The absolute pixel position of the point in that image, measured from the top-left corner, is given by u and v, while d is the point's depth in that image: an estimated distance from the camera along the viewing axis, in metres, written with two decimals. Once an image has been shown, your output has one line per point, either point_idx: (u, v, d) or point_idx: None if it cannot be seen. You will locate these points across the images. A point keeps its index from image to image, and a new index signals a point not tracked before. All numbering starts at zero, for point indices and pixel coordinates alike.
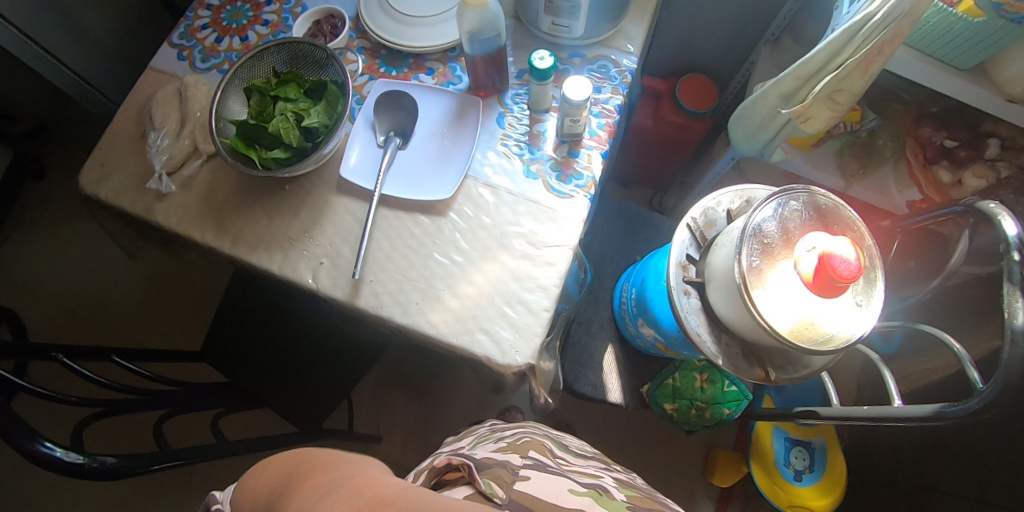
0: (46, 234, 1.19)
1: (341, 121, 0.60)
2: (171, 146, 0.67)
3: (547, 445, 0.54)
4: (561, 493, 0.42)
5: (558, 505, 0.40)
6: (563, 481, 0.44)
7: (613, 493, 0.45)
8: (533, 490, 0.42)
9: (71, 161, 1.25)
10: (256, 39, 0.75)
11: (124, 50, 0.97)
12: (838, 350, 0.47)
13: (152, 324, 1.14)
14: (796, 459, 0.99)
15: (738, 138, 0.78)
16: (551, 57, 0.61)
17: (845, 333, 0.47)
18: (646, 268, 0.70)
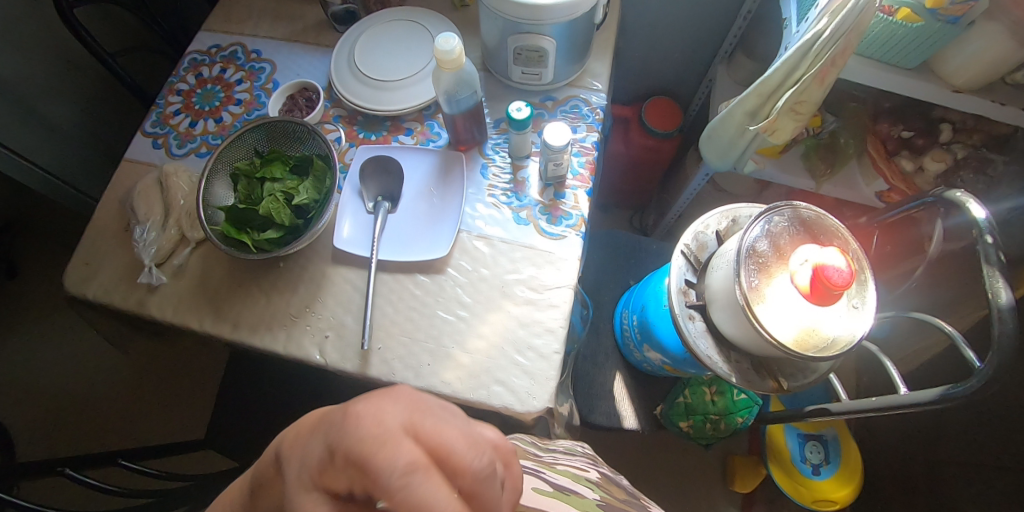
0: (23, 335, 1.15)
1: (331, 195, 0.61)
2: (158, 238, 0.66)
3: (528, 447, 0.49)
4: (523, 491, 0.37)
5: (517, 502, 0.35)
6: (529, 480, 0.39)
7: (583, 493, 0.41)
8: None
9: (44, 256, 1.22)
10: (231, 119, 0.77)
11: (93, 141, 0.97)
12: (844, 353, 0.48)
13: (147, 414, 1.11)
14: (811, 453, 1.00)
15: (710, 155, 0.81)
16: (527, 107, 0.63)
17: (846, 335, 0.49)
18: (644, 294, 0.71)
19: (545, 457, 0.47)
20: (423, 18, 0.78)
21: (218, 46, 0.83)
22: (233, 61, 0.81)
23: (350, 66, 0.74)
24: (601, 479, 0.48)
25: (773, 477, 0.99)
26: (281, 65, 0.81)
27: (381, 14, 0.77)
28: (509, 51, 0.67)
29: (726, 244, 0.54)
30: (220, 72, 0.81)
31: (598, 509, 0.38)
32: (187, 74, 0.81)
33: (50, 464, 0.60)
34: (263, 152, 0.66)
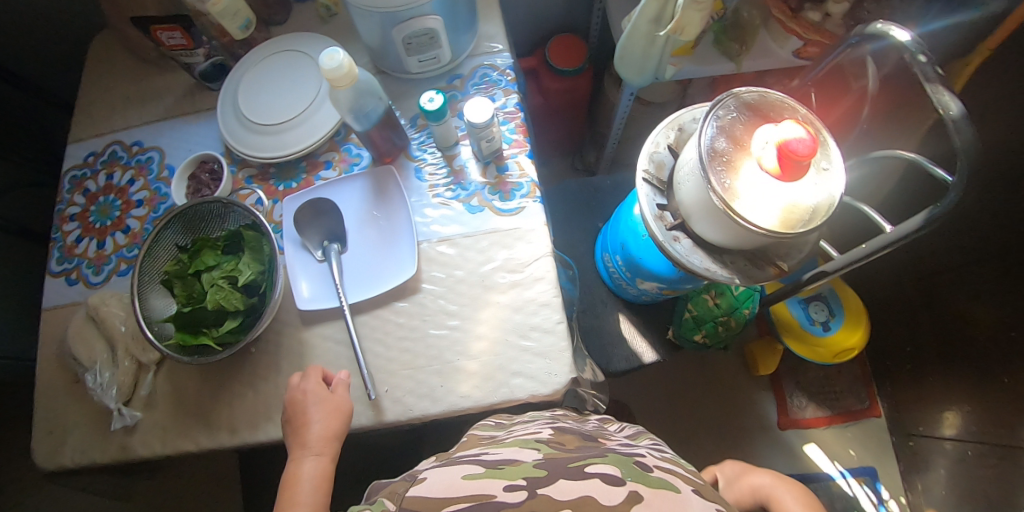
0: None
1: (276, 261, 0.57)
2: (114, 376, 0.61)
3: (483, 434, 0.47)
4: (453, 483, 0.32)
5: (448, 497, 0.31)
6: (464, 467, 0.35)
7: (522, 459, 0.36)
8: (427, 491, 0.32)
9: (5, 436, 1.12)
10: (139, 223, 0.70)
11: None
12: (829, 216, 0.48)
13: None
14: (817, 313, 1.00)
15: (629, 75, 0.80)
16: (438, 94, 0.59)
17: (825, 199, 0.49)
18: (619, 231, 0.68)
19: (497, 437, 0.45)
20: (295, 44, 0.72)
21: (94, 153, 0.76)
22: (117, 163, 0.75)
23: (240, 121, 0.68)
24: (555, 433, 0.43)
25: (790, 348, 1.00)
26: (170, 147, 0.75)
27: (251, 56, 0.72)
28: (398, 44, 0.63)
29: (685, 155, 0.53)
30: (107, 179, 0.74)
31: (536, 471, 0.33)
32: (73, 194, 0.74)
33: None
34: (186, 244, 0.61)
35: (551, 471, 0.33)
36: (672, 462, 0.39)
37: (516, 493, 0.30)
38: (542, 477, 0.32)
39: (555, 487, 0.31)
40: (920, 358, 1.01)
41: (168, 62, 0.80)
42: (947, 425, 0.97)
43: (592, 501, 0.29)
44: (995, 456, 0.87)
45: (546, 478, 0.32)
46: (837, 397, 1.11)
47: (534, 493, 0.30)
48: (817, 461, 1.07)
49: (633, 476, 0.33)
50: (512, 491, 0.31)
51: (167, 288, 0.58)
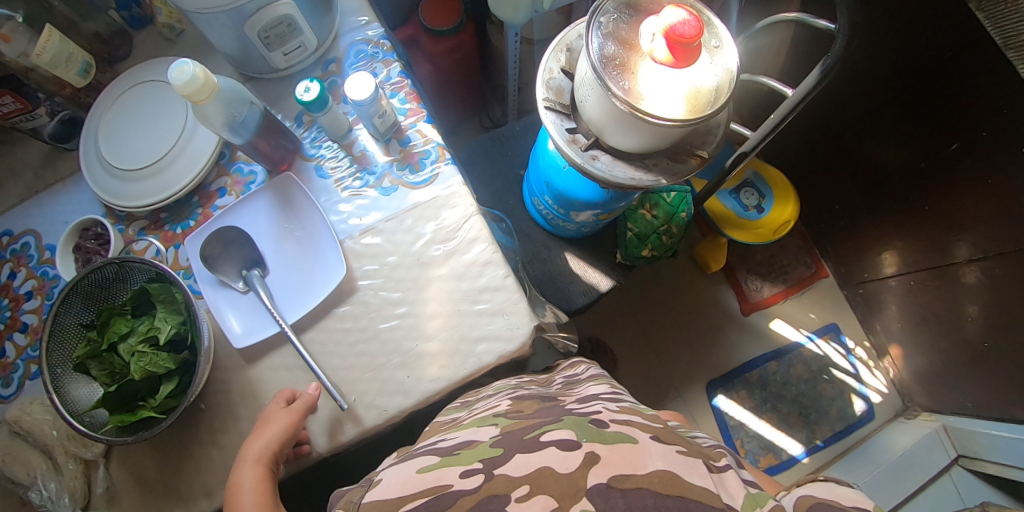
0: None
1: (192, 306, 0.52)
2: (62, 483, 0.55)
3: (444, 419, 0.47)
4: (409, 479, 0.31)
5: (404, 495, 0.30)
6: (420, 460, 0.34)
7: (479, 440, 0.35)
8: (380, 493, 0.31)
9: None
10: (37, 316, 0.63)
11: None
12: (731, 90, 0.49)
13: None
14: (749, 199, 1.02)
15: (508, 15, 0.77)
16: (314, 82, 0.55)
17: (723, 76, 0.49)
18: (541, 171, 0.66)
19: (458, 418, 0.44)
20: (145, 74, 0.65)
21: None
22: None
23: (110, 172, 0.61)
24: (513, 402, 0.43)
25: (736, 239, 1.01)
26: (44, 226, 0.67)
27: (100, 100, 0.64)
28: (255, 42, 0.57)
29: (580, 71, 0.52)
30: None
31: (493, 450, 0.32)
32: None
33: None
34: (93, 321, 0.55)
35: (507, 448, 0.32)
36: (630, 414, 0.37)
37: (472, 479, 0.29)
38: (497, 457, 0.31)
39: (511, 464, 0.30)
40: (849, 211, 1.07)
41: (10, 134, 0.71)
42: (886, 265, 1.03)
43: (549, 473, 0.28)
44: (935, 277, 0.94)
45: (501, 457, 0.31)
46: (787, 270, 1.16)
47: (490, 475, 0.29)
48: (786, 334, 1.14)
49: (588, 436, 0.31)
50: (469, 477, 0.30)
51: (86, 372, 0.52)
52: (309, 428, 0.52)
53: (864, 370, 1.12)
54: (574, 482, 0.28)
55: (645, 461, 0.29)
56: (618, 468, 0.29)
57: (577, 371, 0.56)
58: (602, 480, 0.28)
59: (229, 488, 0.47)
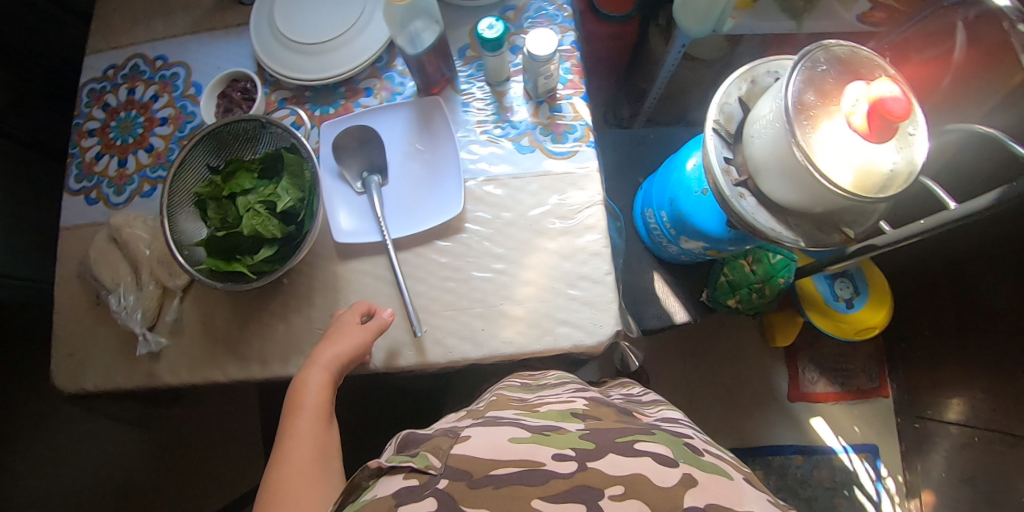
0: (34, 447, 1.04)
1: (316, 188, 0.53)
2: (139, 299, 0.58)
3: (512, 395, 0.46)
4: (501, 445, 0.32)
5: (497, 459, 0.30)
6: (509, 430, 0.34)
7: (566, 428, 0.35)
8: (471, 449, 0.32)
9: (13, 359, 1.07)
10: (164, 142, 0.65)
11: None
12: (907, 182, 0.46)
13: (207, 478, 1.05)
14: (841, 289, 0.89)
15: (687, 24, 0.73)
16: (498, 22, 0.55)
17: (906, 165, 0.47)
18: (669, 185, 0.65)
19: (528, 400, 0.44)
20: None
21: (114, 66, 0.71)
22: (139, 78, 0.70)
23: (278, 37, 0.63)
24: (589, 405, 0.41)
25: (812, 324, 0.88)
26: (196, 64, 0.70)
27: None
28: None
29: (763, 107, 0.50)
30: (129, 95, 0.69)
31: (584, 442, 0.32)
32: (93, 109, 0.69)
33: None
34: (219, 167, 0.57)
35: (599, 444, 0.32)
36: (714, 448, 0.37)
37: (566, 463, 0.30)
38: (591, 451, 0.31)
39: (606, 461, 0.30)
40: (937, 342, 1.01)
41: None
42: (952, 411, 0.98)
43: (645, 480, 0.28)
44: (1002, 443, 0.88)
45: (595, 451, 0.31)
46: (848, 376, 1.11)
47: (584, 465, 0.29)
48: (822, 435, 1.09)
49: (685, 458, 0.31)
50: (562, 461, 0.30)
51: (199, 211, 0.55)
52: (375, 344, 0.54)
53: (887, 502, 1.05)
54: (671, 497, 0.27)
55: (742, 500, 0.28)
56: (716, 496, 0.28)
57: (633, 392, 0.55)
58: (700, 503, 0.27)
59: (296, 382, 0.49)
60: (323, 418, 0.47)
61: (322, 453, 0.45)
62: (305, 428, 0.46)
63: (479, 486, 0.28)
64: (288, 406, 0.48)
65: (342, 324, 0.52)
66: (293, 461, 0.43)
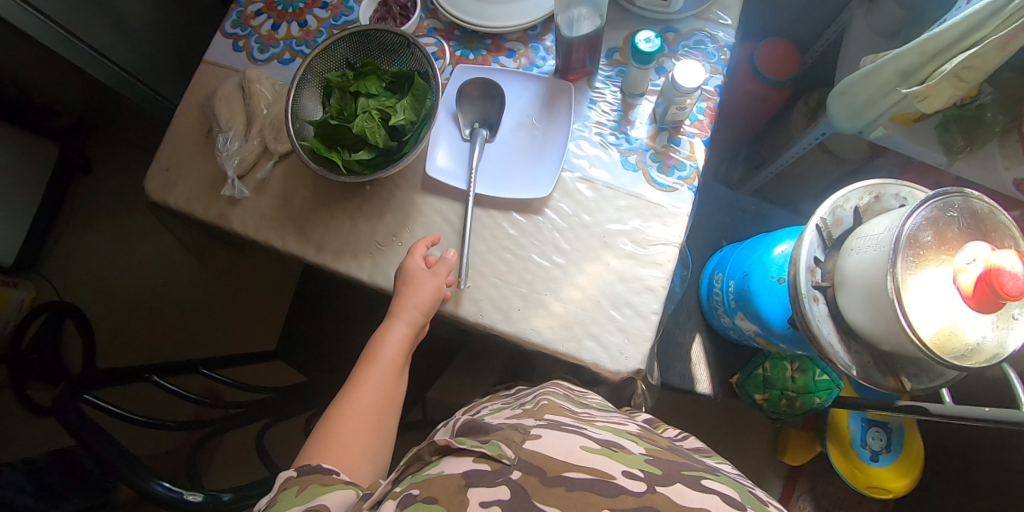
0: (100, 234, 1.15)
1: (430, 118, 0.55)
2: (241, 149, 0.63)
3: (562, 403, 0.53)
4: (576, 451, 0.41)
5: (570, 463, 0.39)
6: (576, 440, 0.43)
7: (630, 449, 0.43)
8: (544, 449, 0.41)
9: (120, 155, 1.18)
10: (317, 24, 0.69)
11: (174, 46, 0.90)
12: (985, 362, 0.44)
13: (221, 327, 1.12)
14: (873, 439, 0.83)
15: (837, 115, 0.70)
16: (657, 39, 0.55)
17: (993, 345, 0.44)
18: (749, 259, 0.64)
19: (580, 414, 0.51)
20: None
21: None
22: None
23: None
24: (642, 430, 0.50)
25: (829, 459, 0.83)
26: None
27: None
28: None
29: (874, 226, 0.48)
30: None
31: (652, 468, 0.40)
32: None
33: (84, 388, 0.51)
34: (353, 64, 0.60)
35: (666, 473, 0.40)
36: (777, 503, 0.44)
37: (635, 482, 0.37)
38: (659, 477, 0.39)
39: (674, 490, 0.37)
40: None
41: None
42: None
43: None
44: None
45: (664, 477, 0.39)
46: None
47: (653, 489, 0.37)
48: None
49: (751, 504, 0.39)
50: (631, 479, 0.37)
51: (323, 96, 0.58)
52: None
53: None
54: None
55: None
56: None
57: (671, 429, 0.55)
58: None
59: (378, 331, 0.53)
60: (392, 372, 0.52)
61: (383, 407, 0.50)
62: (374, 380, 0.51)
63: (553, 485, 0.36)
64: (366, 354, 0.52)
65: (421, 271, 0.54)
66: (357, 410, 0.48)
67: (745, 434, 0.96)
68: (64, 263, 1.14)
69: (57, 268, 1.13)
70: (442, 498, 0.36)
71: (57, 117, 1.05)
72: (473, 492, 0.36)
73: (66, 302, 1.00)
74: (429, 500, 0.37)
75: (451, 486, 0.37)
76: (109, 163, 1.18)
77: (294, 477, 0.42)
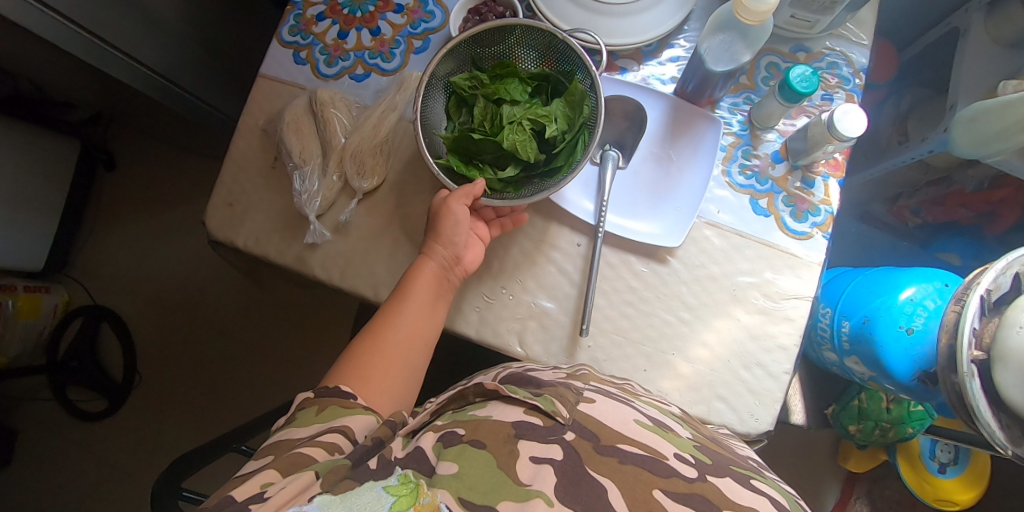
0: (124, 234, 1.08)
1: (588, 128, 0.48)
2: (321, 185, 0.56)
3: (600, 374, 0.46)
4: (627, 422, 0.36)
5: (624, 434, 0.34)
6: (628, 409, 0.38)
7: (677, 430, 0.38)
8: (599, 414, 0.36)
9: (140, 147, 1.09)
10: (391, 31, 0.60)
11: (206, 41, 0.80)
12: None
13: (257, 333, 1.06)
14: (942, 451, 0.84)
15: (960, 140, 0.65)
16: (814, 75, 0.48)
17: None
18: (870, 302, 0.60)
19: (624, 384, 0.45)
20: None
21: None
22: None
23: None
24: (685, 414, 0.45)
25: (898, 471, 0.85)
26: None
27: None
28: None
29: None
30: None
31: (701, 454, 0.35)
32: None
33: (182, 478, 0.46)
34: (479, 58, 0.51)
35: (715, 463, 0.35)
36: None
37: (686, 466, 0.33)
38: (709, 465, 0.34)
39: (723, 480, 0.32)
40: None
41: None
42: None
43: None
44: None
45: (712, 467, 0.34)
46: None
47: (704, 476, 0.32)
48: None
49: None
50: (683, 462, 0.33)
51: (453, 102, 0.51)
52: (531, 337, 0.53)
53: None
54: None
55: None
56: None
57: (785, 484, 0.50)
58: None
59: (408, 269, 0.49)
60: (424, 308, 0.48)
61: (409, 347, 0.46)
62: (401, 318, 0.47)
63: (605, 454, 0.32)
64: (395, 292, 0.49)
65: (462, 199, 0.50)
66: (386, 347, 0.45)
67: (806, 441, 0.96)
68: (87, 265, 1.07)
69: (80, 271, 1.06)
70: (490, 445, 0.32)
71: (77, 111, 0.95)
72: (523, 445, 0.32)
73: (98, 308, 1.03)
74: (478, 443, 0.33)
75: (499, 434, 0.33)
76: (130, 157, 1.08)
77: (312, 398, 0.40)
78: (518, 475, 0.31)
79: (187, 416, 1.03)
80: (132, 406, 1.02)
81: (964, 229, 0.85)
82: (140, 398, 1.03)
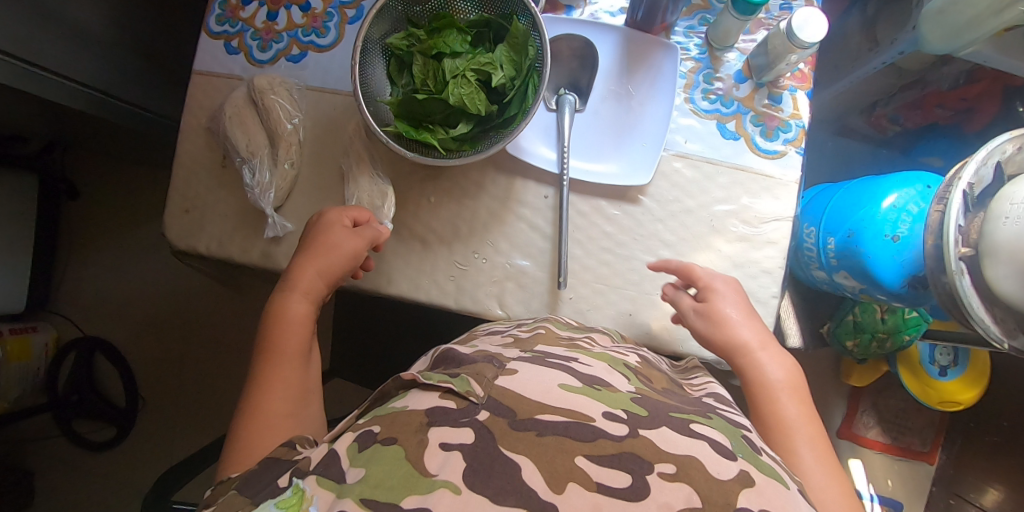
0: (101, 260, 1.05)
1: (536, 70, 0.46)
2: (274, 174, 0.53)
3: (559, 331, 0.44)
4: (550, 391, 0.33)
5: (544, 404, 0.31)
6: (556, 374, 0.35)
7: (616, 386, 0.35)
8: (518, 387, 0.33)
9: (101, 171, 1.05)
10: (322, 4, 0.57)
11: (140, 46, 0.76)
12: None
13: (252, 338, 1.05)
14: (941, 355, 0.84)
15: (930, 37, 0.62)
16: None
17: None
18: (851, 213, 0.58)
19: (577, 340, 0.42)
20: None
21: None
22: None
23: None
24: (643, 363, 0.42)
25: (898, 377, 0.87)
26: None
27: None
28: None
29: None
30: None
31: (637, 407, 0.33)
32: None
33: None
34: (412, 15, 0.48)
35: (652, 414, 0.32)
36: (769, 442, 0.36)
37: (616, 424, 0.30)
38: (642, 417, 0.31)
39: (657, 433, 0.30)
40: None
41: None
42: None
43: (699, 466, 0.28)
44: None
45: (646, 420, 0.31)
46: (903, 431, 0.95)
47: (634, 431, 0.30)
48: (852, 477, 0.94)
49: (744, 453, 0.31)
50: (612, 421, 0.30)
51: (392, 66, 0.48)
52: (511, 298, 0.52)
53: None
54: None
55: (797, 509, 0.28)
56: (772, 500, 0.27)
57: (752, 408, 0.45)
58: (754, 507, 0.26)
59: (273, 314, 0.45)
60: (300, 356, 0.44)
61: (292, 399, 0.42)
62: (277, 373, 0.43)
63: (522, 429, 0.29)
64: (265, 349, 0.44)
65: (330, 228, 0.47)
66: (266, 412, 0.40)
67: (810, 364, 0.97)
68: (68, 298, 1.04)
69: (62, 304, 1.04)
70: (401, 437, 0.29)
71: (28, 143, 0.91)
72: (434, 432, 0.29)
73: (90, 338, 1.01)
74: (387, 439, 0.29)
75: (411, 425, 0.30)
76: (92, 182, 1.05)
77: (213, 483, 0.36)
78: (425, 464, 0.27)
79: (195, 430, 1.02)
80: (139, 428, 1.02)
81: (944, 130, 0.83)
82: (145, 419, 1.02)
